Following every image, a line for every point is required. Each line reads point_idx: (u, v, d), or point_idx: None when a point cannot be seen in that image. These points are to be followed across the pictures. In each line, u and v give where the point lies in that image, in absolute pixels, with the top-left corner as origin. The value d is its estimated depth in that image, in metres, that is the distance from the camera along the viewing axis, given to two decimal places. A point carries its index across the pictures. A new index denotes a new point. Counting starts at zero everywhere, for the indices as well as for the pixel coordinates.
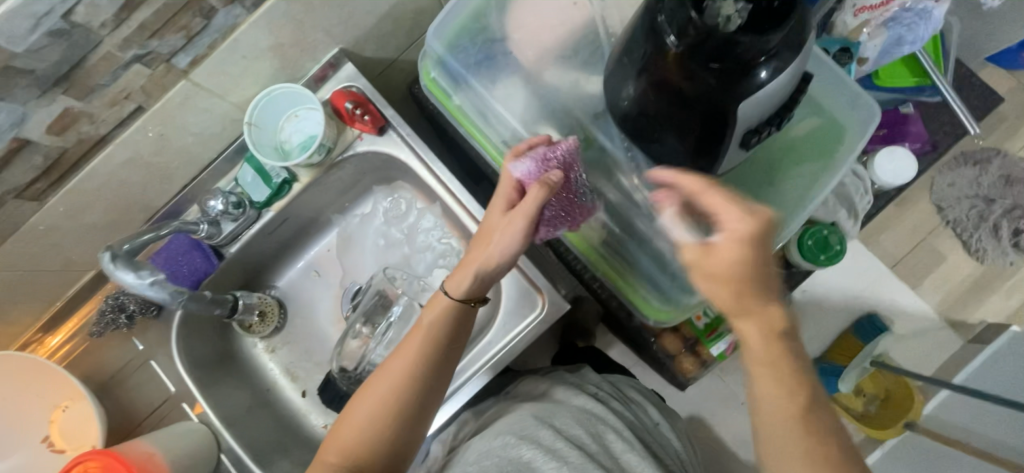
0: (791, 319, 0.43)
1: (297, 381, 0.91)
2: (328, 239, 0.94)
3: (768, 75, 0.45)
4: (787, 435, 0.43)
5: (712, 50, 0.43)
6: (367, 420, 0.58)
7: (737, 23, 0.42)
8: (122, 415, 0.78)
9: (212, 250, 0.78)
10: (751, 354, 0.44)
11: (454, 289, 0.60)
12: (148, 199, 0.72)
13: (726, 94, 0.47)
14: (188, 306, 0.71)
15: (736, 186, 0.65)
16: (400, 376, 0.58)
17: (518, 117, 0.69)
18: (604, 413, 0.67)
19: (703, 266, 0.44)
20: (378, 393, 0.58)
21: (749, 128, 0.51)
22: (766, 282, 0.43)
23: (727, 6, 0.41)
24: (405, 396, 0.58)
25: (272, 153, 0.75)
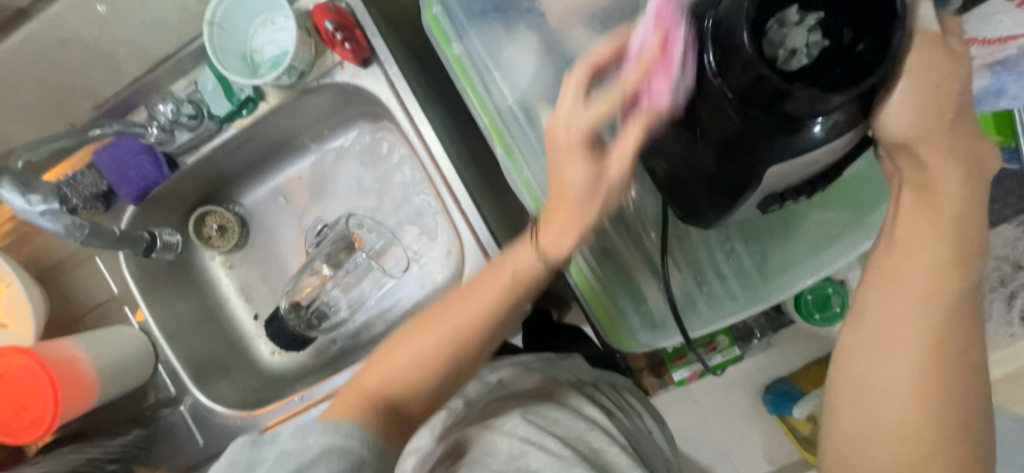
0: (958, 302, 0.36)
1: (250, 303, 0.86)
2: (301, 165, 0.85)
3: (823, 130, 0.37)
4: (897, 428, 0.36)
5: (752, 89, 0.36)
6: (412, 360, 0.47)
7: (803, 61, 0.34)
8: (65, 304, 0.76)
9: (166, 159, 0.72)
10: (895, 332, 0.36)
11: (547, 239, 0.44)
12: (95, 87, 0.67)
13: (756, 147, 0.40)
14: (89, 241, 0.65)
15: (740, 231, 0.58)
16: (462, 320, 0.46)
17: (527, 85, 0.59)
18: (609, 423, 0.57)
19: (912, 235, 0.37)
20: (425, 340, 0.47)
21: (771, 192, 0.45)
22: (949, 253, 0.36)
23: (796, 38, 0.35)
24: (466, 340, 0.46)
25: (239, 64, 0.67)
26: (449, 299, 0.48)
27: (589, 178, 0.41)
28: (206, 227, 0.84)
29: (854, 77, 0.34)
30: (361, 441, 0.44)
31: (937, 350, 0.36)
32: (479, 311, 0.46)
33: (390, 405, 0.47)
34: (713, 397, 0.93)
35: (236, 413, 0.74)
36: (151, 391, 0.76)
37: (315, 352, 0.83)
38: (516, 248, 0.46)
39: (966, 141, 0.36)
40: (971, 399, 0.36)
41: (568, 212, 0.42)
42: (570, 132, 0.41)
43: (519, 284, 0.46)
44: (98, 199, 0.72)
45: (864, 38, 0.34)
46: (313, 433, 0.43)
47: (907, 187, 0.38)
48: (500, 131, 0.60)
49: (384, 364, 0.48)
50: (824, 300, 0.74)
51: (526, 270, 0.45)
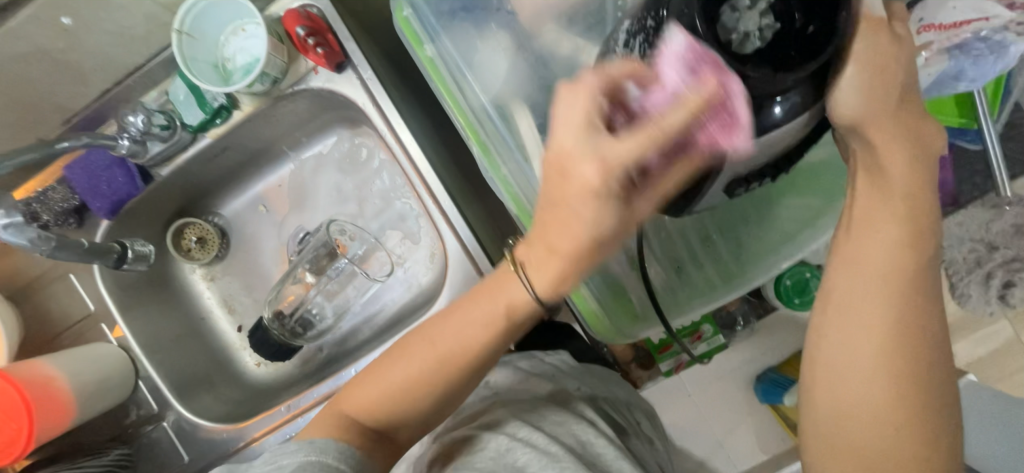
0: (915, 278, 0.36)
1: (233, 315, 0.84)
2: (280, 173, 0.85)
3: (783, 112, 0.38)
4: (872, 411, 0.36)
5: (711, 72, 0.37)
6: (399, 385, 0.47)
7: (756, 44, 0.36)
8: (41, 323, 0.75)
9: (140, 171, 0.72)
10: (861, 316, 0.36)
11: (542, 282, 0.42)
12: (63, 100, 0.67)
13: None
14: (57, 254, 0.63)
15: (715, 219, 0.59)
16: (449, 350, 0.46)
17: (501, 82, 0.59)
18: (598, 418, 0.57)
19: (866, 214, 0.37)
20: (415, 365, 0.46)
21: (738, 176, 0.45)
22: (905, 229, 0.36)
23: (749, 21, 0.36)
24: (456, 369, 0.46)
25: (210, 71, 0.66)
26: (433, 327, 0.47)
27: (599, 220, 0.38)
28: (184, 239, 0.83)
29: (805, 57, 0.35)
30: (343, 459, 0.44)
31: (903, 329, 0.35)
32: (468, 347, 0.46)
33: (379, 428, 0.48)
34: (702, 388, 0.93)
35: (221, 426, 0.73)
36: (132, 408, 0.75)
37: (300, 362, 0.82)
38: (503, 279, 0.45)
39: (914, 123, 0.37)
40: (937, 373, 0.36)
41: (566, 240, 0.39)
42: (594, 175, 0.36)
43: (515, 315, 0.45)
44: (70, 214, 0.71)
45: (814, 19, 0.35)
46: (285, 455, 0.44)
47: (861, 170, 0.38)
48: (476, 130, 0.60)
49: (367, 388, 0.48)
50: (804, 284, 0.75)
51: (520, 306, 0.44)
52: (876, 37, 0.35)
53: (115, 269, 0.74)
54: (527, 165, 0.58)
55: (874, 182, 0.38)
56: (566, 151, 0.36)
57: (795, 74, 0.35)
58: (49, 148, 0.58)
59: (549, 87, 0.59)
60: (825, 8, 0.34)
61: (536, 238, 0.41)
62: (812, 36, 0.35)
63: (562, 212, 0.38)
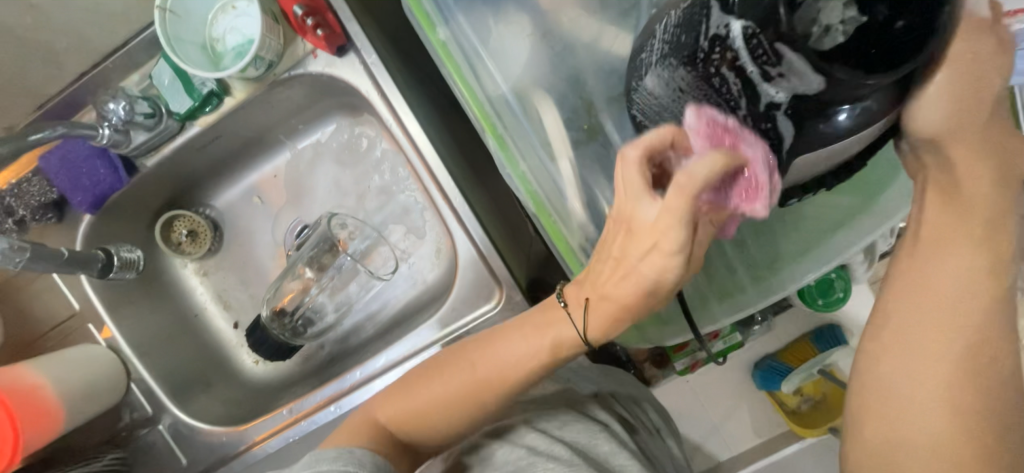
0: (989, 304, 0.35)
1: (228, 312, 0.80)
2: (276, 162, 0.79)
3: (850, 116, 0.36)
4: (931, 443, 0.35)
5: (789, 71, 0.35)
6: (438, 398, 0.46)
7: (839, 38, 0.32)
8: (22, 325, 0.70)
9: (123, 162, 0.66)
10: (923, 341, 0.36)
11: (592, 325, 0.43)
12: (34, 84, 0.61)
13: (786, 141, 0.37)
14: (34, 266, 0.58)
15: (750, 222, 0.56)
16: (491, 376, 0.45)
17: (522, 69, 0.55)
18: (617, 426, 0.56)
19: (937, 236, 0.37)
20: (445, 393, 0.46)
21: (791, 186, 0.43)
22: (976, 252, 0.36)
23: (831, 13, 0.32)
24: (488, 400, 0.46)
25: (198, 55, 0.61)
26: (489, 337, 0.47)
27: (663, 278, 0.38)
28: (175, 232, 0.78)
29: (895, 57, 0.32)
30: (379, 468, 0.44)
31: (971, 360, 0.35)
32: (516, 377, 0.45)
33: (407, 441, 0.48)
34: (710, 384, 0.92)
35: (221, 429, 0.71)
36: (125, 411, 0.71)
37: (301, 359, 0.79)
38: (550, 316, 0.45)
39: (993, 134, 0.36)
40: (1009, 415, 0.35)
41: (621, 288, 0.41)
42: (665, 237, 0.36)
43: (561, 351, 0.44)
44: (48, 208, 0.66)
45: (904, 14, 0.31)
46: (323, 463, 0.42)
47: (931, 187, 0.38)
48: (493, 123, 0.55)
49: (404, 401, 0.47)
50: (827, 285, 0.71)
51: (567, 347, 0.44)
52: (981, 39, 0.33)
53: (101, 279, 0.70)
54: (552, 163, 0.55)
55: (954, 199, 0.37)
56: (633, 213, 0.38)
57: (876, 79, 0.32)
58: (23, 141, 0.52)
59: (575, 76, 0.55)
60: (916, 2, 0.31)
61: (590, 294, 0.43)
62: (900, 35, 0.31)
63: (623, 269, 0.40)
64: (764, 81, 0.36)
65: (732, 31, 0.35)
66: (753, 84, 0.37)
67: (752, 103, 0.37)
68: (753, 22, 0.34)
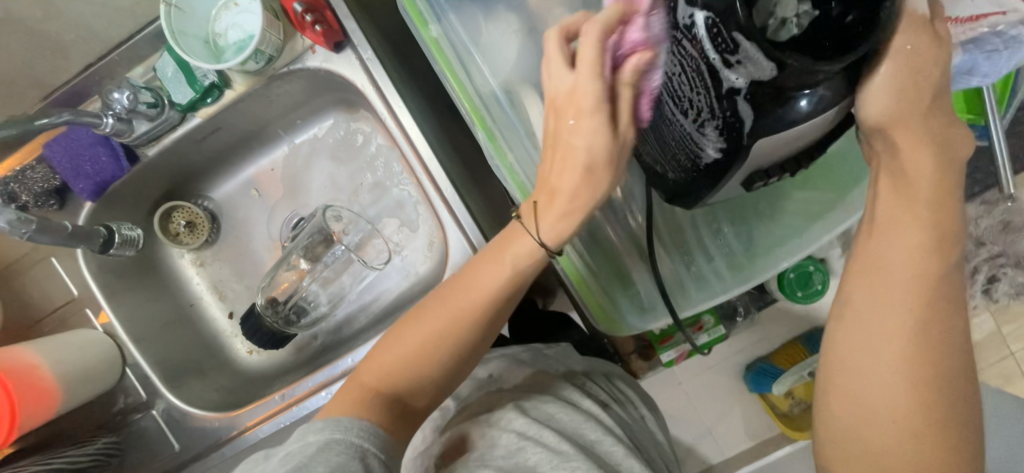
0: (938, 281, 0.38)
1: (223, 301, 0.82)
2: (274, 156, 0.82)
3: (809, 104, 0.38)
4: (891, 415, 0.37)
5: (747, 60, 0.37)
6: (413, 354, 0.47)
7: (793, 31, 0.35)
8: (21, 309, 0.72)
9: (125, 150, 0.69)
10: (882, 319, 0.38)
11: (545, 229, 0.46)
12: (43, 74, 0.64)
13: (747, 123, 0.40)
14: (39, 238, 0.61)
15: (727, 213, 0.59)
16: (461, 308, 0.48)
17: (512, 66, 0.58)
18: (605, 415, 0.57)
19: (889, 219, 0.40)
20: (421, 330, 0.47)
21: (756, 170, 0.46)
22: (925, 230, 0.38)
23: (787, 6, 0.35)
24: (467, 330, 0.48)
25: (201, 49, 0.64)
26: (446, 291, 0.49)
27: (594, 151, 0.44)
28: (173, 222, 0.79)
29: (842, 47, 0.35)
30: (367, 436, 0.43)
31: (925, 334, 0.37)
32: (478, 304, 0.48)
33: (400, 399, 0.47)
34: (693, 378, 0.94)
35: (213, 415, 0.72)
36: (120, 395, 0.73)
37: (295, 349, 0.81)
38: (510, 235, 0.48)
39: (939, 124, 0.39)
40: (958, 386, 0.37)
41: (568, 179, 0.45)
42: (583, 95, 0.43)
43: (520, 268, 0.48)
44: (51, 195, 0.68)
45: (851, 8, 0.34)
46: (312, 432, 0.42)
47: (883, 174, 0.41)
48: (483, 116, 0.57)
49: (382, 357, 0.48)
50: (806, 278, 0.75)
51: (528, 259, 0.47)
52: (919, 35, 0.37)
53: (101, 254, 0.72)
54: (537, 153, 0.57)
55: (904, 183, 0.39)
56: (556, 88, 0.45)
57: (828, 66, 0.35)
58: (27, 125, 0.56)
59: None
60: None
61: (541, 197, 0.47)
62: (845, 28, 0.34)
63: (565, 158, 0.45)
64: (725, 67, 0.38)
65: (696, 19, 0.38)
66: (716, 71, 0.39)
67: (716, 88, 0.40)
68: (715, 12, 0.37)
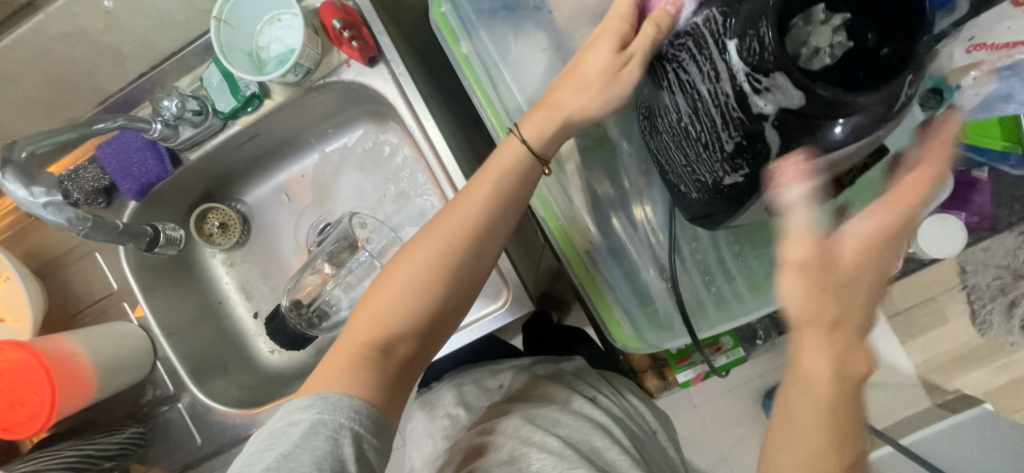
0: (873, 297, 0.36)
1: (250, 301, 0.85)
2: (305, 163, 0.85)
3: (842, 131, 0.38)
4: (810, 436, 0.36)
5: (775, 87, 0.37)
6: (411, 274, 0.50)
7: (824, 61, 0.36)
8: (65, 301, 0.76)
9: (170, 154, 0.73)
10: (822, 327, 0.36)
11: (530, 132, 0.52)
12: (100, 82, 0.69)
13: (774, 150, 0.41)
14: (92, 235, 0.63)
15: (750, 236, 0.58)
16: (451, 232, 0.51)
17: (539, 82, 0.59)
18: (610, 422, 0.57)
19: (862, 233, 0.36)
20: (420, 250, 0.51)
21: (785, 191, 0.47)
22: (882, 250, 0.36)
23: (821, 37, 0.36)
24: (460, 244, 0.51)
25: (245, 61, 0.68)
26: (435, 218, 0.52)
27: (595, 73, 0.49)
28: (207, 223, 0.83)
29: (874, 80, 0.36)
30: (356, 418, 0.45)
31: (840, 449, 0.36)
32: (466, 226, 0.51)
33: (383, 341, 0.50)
34: (709, 401, 0.93)
35: (234, 411, 0.74)
36: (149, 387, 0.76)
37: (315, 351, 0.83)
38: (502, 146, 0.53)
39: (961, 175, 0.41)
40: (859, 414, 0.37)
41: (564, 94, 0.51)
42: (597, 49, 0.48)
43: (506, 177, 0.52)
44: (100, 193, 0.73)
45: (887, 40, 0.36)
46: (296, 412, 0.45)
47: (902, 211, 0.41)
48: (508, 130, 0.60)
49: (373, 303, 0.51)
50: None
51: (513, 161, 0.52)
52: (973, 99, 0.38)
53: (141, 251, 0.75)
54: (559, 167, 0.59)
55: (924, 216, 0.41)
56: (613, 17, 0.48)
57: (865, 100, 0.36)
58: (88, 128, 0.58)
59: None
60: (899, 29, 0.35)
61: (542, 109, 0.52)
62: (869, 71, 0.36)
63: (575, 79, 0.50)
64: (755, 94, 0.38)
65: (727, 44, 0.38)
66: (744, 97, 0.39)
67: (745, 112, 0.40)
68: (748, 41, 0.37)
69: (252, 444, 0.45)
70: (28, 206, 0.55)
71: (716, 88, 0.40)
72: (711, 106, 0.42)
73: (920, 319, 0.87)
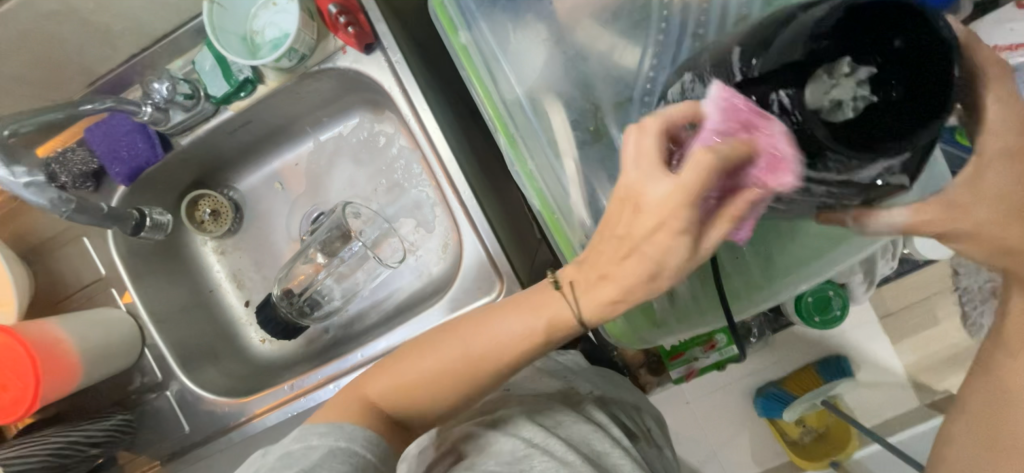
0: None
1: (241, 290, 0.84)
2: (299, 151, 0.84)
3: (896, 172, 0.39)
4: None
5: (873, 165, 0.39)
6: (426, 378, 0.48)
7: (849, 113, 0.38)
8: (52, 285, 0.75)
9: (160, 138, 0.72)
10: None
11: (588, 308, 0.44)
12: (89, 63, 0.68)
13: (905, 181, 0.41)
14: (73, 218, 0.62)
15: (749, 232, 0.57)
16: (484, 352, 0.46)
17: (539, 75, 0.59)
18: (613, 426, 0.56)
19: None
20: (440, 356, 0.47)
21: (901, 187, 0.41)
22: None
23: (845, 89, 0.38)
24: (490, 374, 0.47)
25: (238, 44, 0.66)
26: (472, 322, 0.48)
27: (666, 255, 0.40)
28: (198, 210, 0.82)
29: (928, 99, 0.35)
30: (369, 446, 0.45)
31: None
32: (504, 355, 0.46)
33: (399, 420, 0.49)
34: (701, 399, 0.93)
35: (224, 400, 0.73)
36: (137, 374, 0.75)
37: (306, 342, 0.82)
38: (547, 293, 0.46)
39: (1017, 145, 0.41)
40: None
41: (625, 215, 0.41)
42: (676, 214, 0.38)
43: (555, 331, 0.45)
44: (88, 177, 0.71)
45: (901, 31, 0.36)
46: (314, 435, 0.45)
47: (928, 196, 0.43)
48: (506, 123, 0.59)
49: (400, 370, 0.48)
50: (825, 303, 0.74)
51: (564, 324, 0.45)
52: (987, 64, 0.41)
53: (129, 236, 0.75)
54: (557, 162, 0.58)
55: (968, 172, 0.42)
56: (645, 192, 0.39)
57: (947, 115, 0.36)
58: (73, 109, 0.58)
59: (585, 84, 0.58)
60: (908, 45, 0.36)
61: (584, 271, 0.44)
62: (911, 93, 0.36)
63: (626, 248, 0.41)
64: (853, 176, 0.40)
65: None
66: (849, 180, 0.40)
67: (843, 179, 0.40)
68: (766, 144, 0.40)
69: (264, 460, 0.45)
70: (8, 185, 0.55)
71: (814, 193, 0.41)
72: (814, 200, 0.43)
73: (910, 321, 0.88)
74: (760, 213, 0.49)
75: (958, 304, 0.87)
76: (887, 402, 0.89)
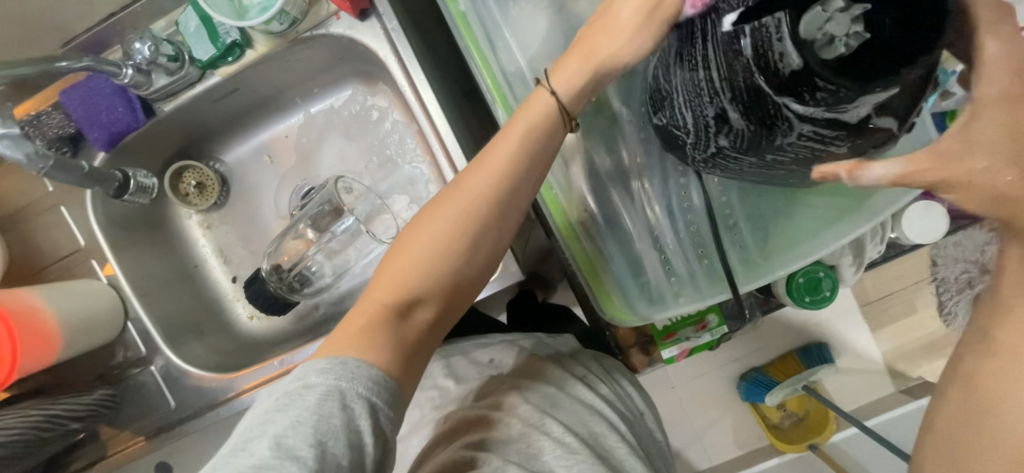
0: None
1: (228, 266, 0.82)
2: (289, 123, 0.81)
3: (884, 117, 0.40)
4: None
5: (858, 105, 0.39)
6: (427, 252, 0.47)
7: (841, 51, 0.37)
8: (27, 254, 0.72)
9: (142, 104, 0.69)
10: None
11: (564, 87, 0.49)
12: (66, 20, 0.65)
13: (893, 128, 0.42)
14: (55, 176, 0.60)
15: (743, 210, 0.59)
16: (480, 191, 0.48)
17: (540, 46, 0.58)
18: (608, 409, 0.57)
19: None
20: (440, 212, 0.48)
21: (890, 136, 0.43)
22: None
23: (838, 25, 0.36)
24: (483, 215, 0.48)
25: (226, 5, 0.63)
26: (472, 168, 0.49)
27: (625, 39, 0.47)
28: (183, 183, 0.79)
29: (914, 46, 0.36)
30: (373, 388, 0.42)
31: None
32: (501, 180, 0.48)
33: (401, 311, 0.46)
34: (688, 381, 0.94)
35: (210, 375, 0.72)
36: (119, 349, 0.73)
37: (296, 318, 0.80)
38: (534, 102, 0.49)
39: None
40: None
41: (601, 37, 0.47)
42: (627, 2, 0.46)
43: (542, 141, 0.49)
44: (65, 141, 0.68)
45: None
46: (314, 372, 0.41)
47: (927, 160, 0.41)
48: (505, 95, 0.57)
49: (393, 268, 0.47)
50: (815, 283, 0.75)
51: (543, 122, 0.49)
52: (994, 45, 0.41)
53: (111, 199, 0.72)
54: None
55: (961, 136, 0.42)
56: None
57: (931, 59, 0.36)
58: (50, 65, 0.55)
59: None
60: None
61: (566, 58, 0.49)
62: (898, 38, 0.37)
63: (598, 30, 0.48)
64: (842, 113, 0.39)
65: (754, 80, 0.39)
66: (836, 120, 0.40)
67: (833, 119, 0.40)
68: (758, 66, 0.39)
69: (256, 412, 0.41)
70: None
71: (800, 133, 0.42)
72: (801, 143, 0.43)
73: (892, 309, 0.91)
74: (750, 168, 0.50)
75: (938, 293, 0.90)
76: (866, 387, 0.91)
